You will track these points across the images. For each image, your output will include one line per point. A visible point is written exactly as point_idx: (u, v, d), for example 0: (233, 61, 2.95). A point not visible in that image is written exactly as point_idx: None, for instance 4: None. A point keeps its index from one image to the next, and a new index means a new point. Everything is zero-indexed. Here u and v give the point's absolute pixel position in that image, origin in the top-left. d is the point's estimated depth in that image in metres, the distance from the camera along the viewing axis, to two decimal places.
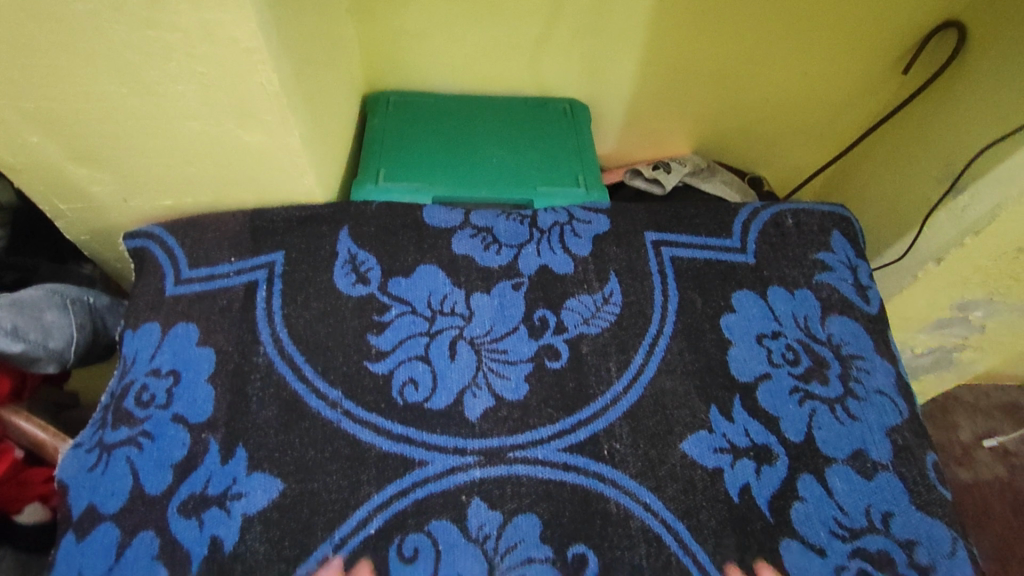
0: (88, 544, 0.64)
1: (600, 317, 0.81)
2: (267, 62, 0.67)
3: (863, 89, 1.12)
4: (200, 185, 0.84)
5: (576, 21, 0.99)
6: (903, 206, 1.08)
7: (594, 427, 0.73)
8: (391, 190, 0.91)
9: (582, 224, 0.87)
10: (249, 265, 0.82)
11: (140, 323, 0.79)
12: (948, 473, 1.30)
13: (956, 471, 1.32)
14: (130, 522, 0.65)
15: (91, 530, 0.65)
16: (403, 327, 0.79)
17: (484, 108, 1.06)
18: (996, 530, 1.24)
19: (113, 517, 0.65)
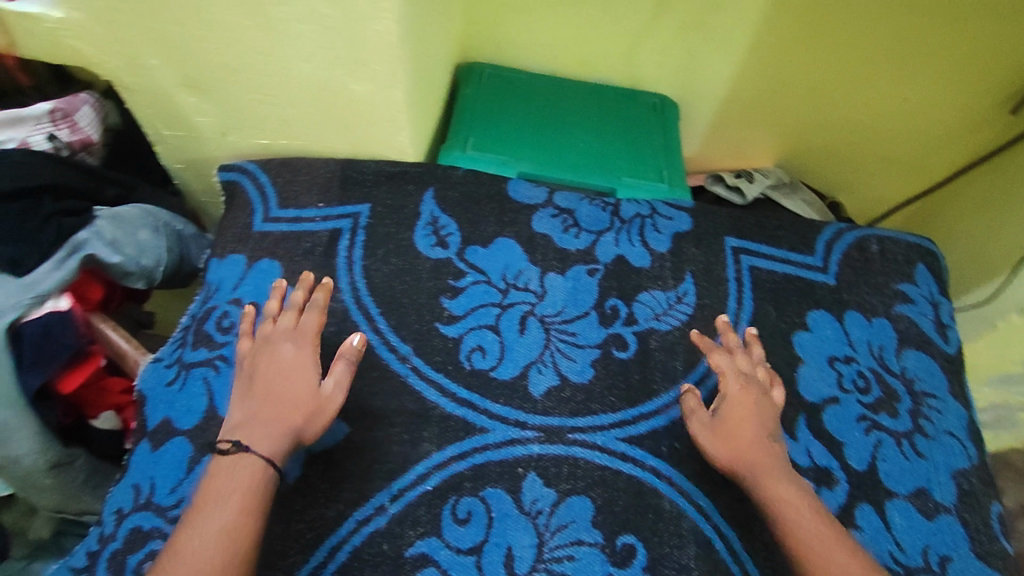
0: (161, 454, 0.67)
1: (672, 315, 0.81)
2: (390, 13, 0.68)
3: (966, 125, 1.08)
4: (297, 129, 0.85)
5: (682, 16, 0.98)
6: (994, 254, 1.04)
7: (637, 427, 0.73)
8: (478, 159, 0.91)
9: (664, 220, 0.86)
10: (335, 213, 0.84)
11: (225, 253, 0.81)
12: None
13: None
14: (201, 441, 0.68)
15: (165, 442, 0.68)
16: (477, 295, 0.80)
17: (576, 91, 1.05)
18: None
19: (186, 433, 0.68)
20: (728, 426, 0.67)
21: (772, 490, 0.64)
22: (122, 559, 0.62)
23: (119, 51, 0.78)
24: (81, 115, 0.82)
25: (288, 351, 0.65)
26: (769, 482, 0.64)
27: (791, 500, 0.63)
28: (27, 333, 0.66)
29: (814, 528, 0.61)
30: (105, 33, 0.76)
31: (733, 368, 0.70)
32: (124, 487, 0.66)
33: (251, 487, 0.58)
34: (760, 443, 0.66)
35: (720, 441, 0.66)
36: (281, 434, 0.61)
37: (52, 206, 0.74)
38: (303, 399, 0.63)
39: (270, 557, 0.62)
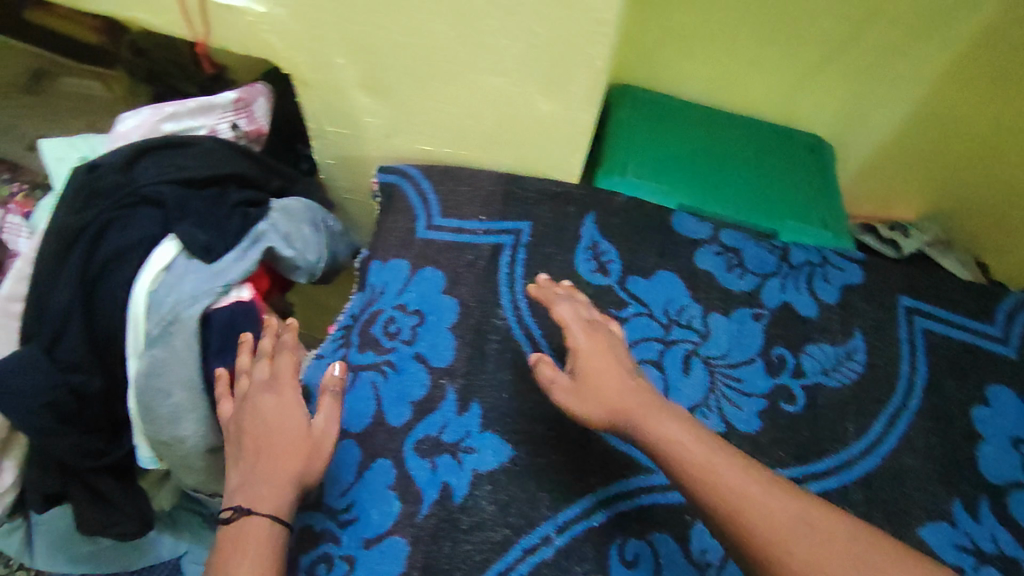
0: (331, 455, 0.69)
1: (842, 372, 0.77)
2: (608, 37, 0.64)
3: None
4: (465, 138, 0.82)
5: (866, 54, 0.93)
6: None
7: (632, 504, 0.67)
8: (639, 186, 0.88)
9: (836, 271, 0.82)
10: (497, 227, 0.83)
11: (388, 257, 0.81)
12: None
13: None
14: (370, 448, 0.69)
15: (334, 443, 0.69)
16: (639, 326, 0.78)
17: (735, 122, 1.00)
18: None
19: (356, 437, 0.69)
20: (586, 377, 0.62)
21: (651, 425, 0.58)
22: (295, 557, 0.65)
23: (308, 46, 0.76)
24: (258, 105, 0.78)
25: (263, 397, 0.61)
26: (646, 415, 0.58)
27: (672, 434, 0.57)
28: (216, 322, 0.67)
29: (719, 456, 0.55)
30: (299, 29, 0.74)
31: (578, 320, 0.66)
32: None
33: (263, 541, 0.54)
34: (626, 387, 0.61)
35: (576, 388, 0.62)
36: (281, 487, 0.57)
37: (236, 194, 0.73)
38: (298, 442, 0.60)
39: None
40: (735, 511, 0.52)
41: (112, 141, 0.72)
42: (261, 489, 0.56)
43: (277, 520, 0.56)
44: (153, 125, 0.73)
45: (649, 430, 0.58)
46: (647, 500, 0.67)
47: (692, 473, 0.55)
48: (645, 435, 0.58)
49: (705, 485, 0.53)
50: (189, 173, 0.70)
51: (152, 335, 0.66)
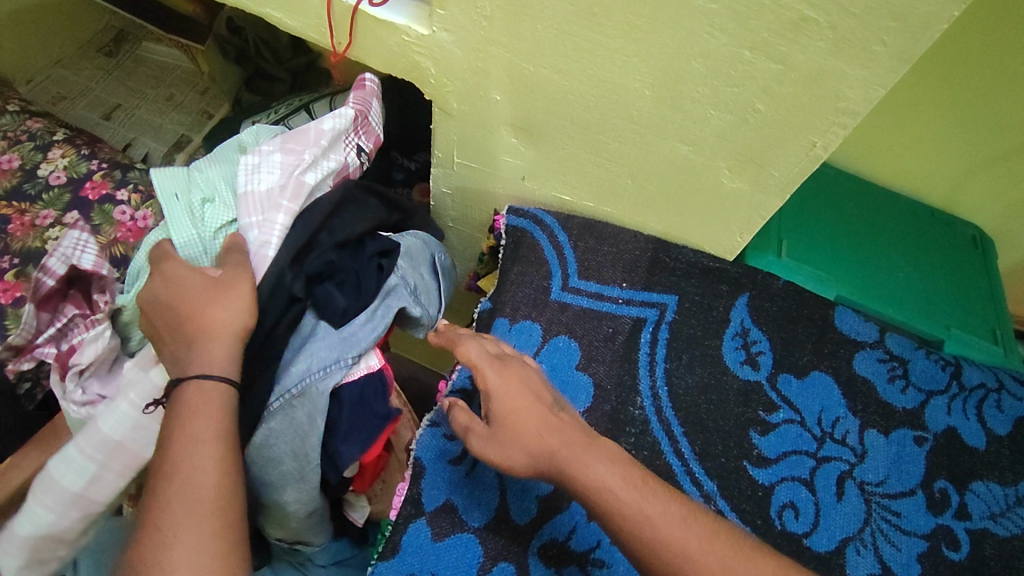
0: (447, 548, 0.62)
1: (1011, 518, 0.68)
2: (845, 128, 0.57)
3: None
4: (617, 194, 0.74)
5: None
6: None
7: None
8: (795, 270, 0.80)
9: (1010, 399, 0.74)
10: (639, 298, 0.75)
11: (517, 316, 0.73)
12: None
13: None
14: (492, 546, 0.62)
15: (451, 534, 0.62)
16: (790, 436, 0.70)
17: (894, 203, 0.91)
18: None
19: (477, 531, 0.62)
20: (501, 423, 0.55)
21: (582, 471, 0.53)
22: None
23: (465, 79, 0.68)
24: (375, 113, 0.70)
25: (159, 278, 0.60)
26: (571, 456, 0.53)
27: (602, 477, 0.52)
28: (345, 397, 0.62)
29: (617, 483, 0.52)
30: (462, 59, 0.66)
31: (484, 358, 0.59)
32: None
33: (212, 404, 0.54)
34: (546, 423, 0.55)
35: (496, 430, 0.55)
36: (219, 340, 0.56)
37: (372, 245, 0.68)
38: (199, 290, 0.58)
39: None
40: (671, 548, 0.50)
41: (261, 211, 0.63)
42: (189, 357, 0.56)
43: (211, 380, 0.54)
44: (296, 181, 0.64)
45: (580, 472, 0.53)
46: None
47: (605, 506, 0.52)
48: (575, 478, 0.53)
49: (658, 543, 0.50)
50: (342, 234, 0.66)
51: (271, 405, 0.60)
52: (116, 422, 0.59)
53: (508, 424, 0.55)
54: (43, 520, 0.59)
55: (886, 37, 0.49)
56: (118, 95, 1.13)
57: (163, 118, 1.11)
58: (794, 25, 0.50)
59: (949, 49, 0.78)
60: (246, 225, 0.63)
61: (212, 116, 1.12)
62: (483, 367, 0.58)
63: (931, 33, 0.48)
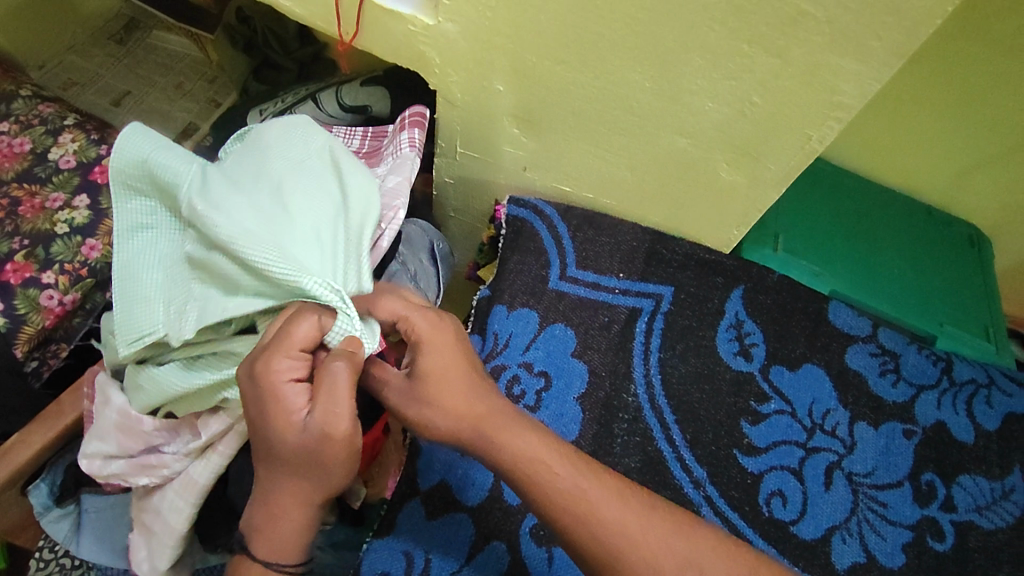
0: (441, 527, 0.63)
1: (997, 511, 0.69)
2: (841, 121, 0.58)
3: None
4: (616, 187, 0.76)
5: None
6: None
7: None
8: (790, 264, 0.81)
9: (1001, 395, 0.75)
10: (635, 288, 0.76)
11: (515, 304, 0.75)
12: None
13: None
14: (485, 526, 0.63)
15: (445, 513, 0.64)
16: (780, 426, 0.71)
17: (891, 201, 0.92)
18: None
19: (471, 511, 0.64)
20: (423, 386, 0.54)
21: (513, 442, 0.52)
22: None
23: (469, 69, 0.69)
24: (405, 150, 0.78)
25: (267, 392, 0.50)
26: (500, 426, 0.53)
27: (531, 448, 0.52)
28: None
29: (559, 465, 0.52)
30: (466, 49, 0.67)
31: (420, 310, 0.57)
32: (393, 552, 0.62)
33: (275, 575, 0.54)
34: (473, 391, 0.54)
35: (418, 390, 0.54)
36: (295, 514, 0.53)
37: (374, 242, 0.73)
38: (291, 459, 0.50)
39: None
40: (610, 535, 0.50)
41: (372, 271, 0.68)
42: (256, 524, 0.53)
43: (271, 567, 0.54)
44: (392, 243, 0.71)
45: (513, 446, 0.52)
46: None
47: (545, 484, 0.51)
48: (506, 449, 0.52)
49: (597, 526, 0.50)
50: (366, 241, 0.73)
51: None
52: (212, 472, 0.60)
53: (434, 385, 0.53)
54: (175, 555, 0.64)
55: (881, 33, 0.50)
56: (127, 82, 1.14)
57: (172, 105, 1.13)
58: (791, 19, 0.52)
59: (948, 50, 0.78)
60: None
61: (219, 105, 1.14)
62: (416, 320, 0.55)
63: (926, 29, 0.49)
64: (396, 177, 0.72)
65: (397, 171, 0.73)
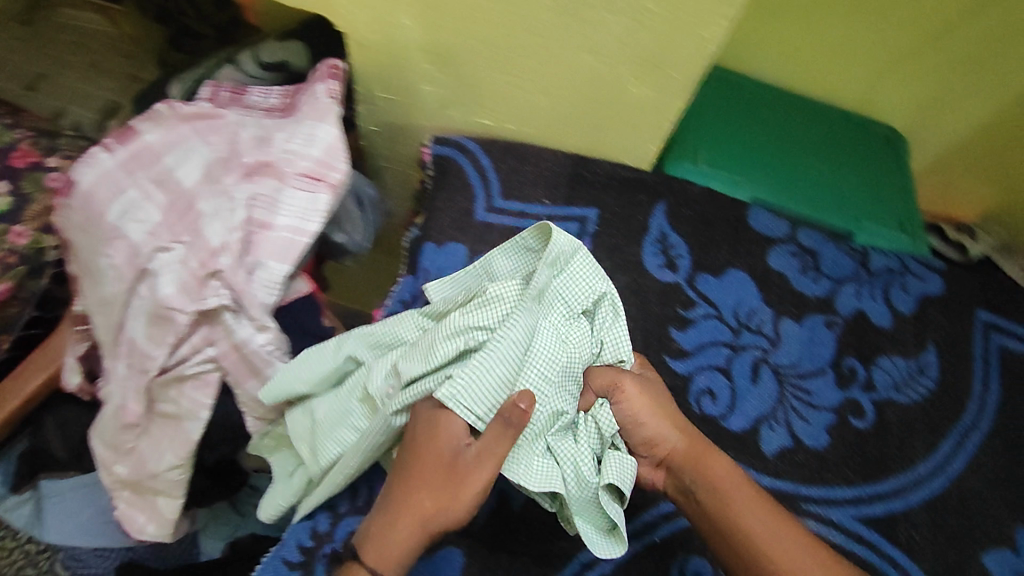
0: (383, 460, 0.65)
1: (913, 387, 0.74)
2: (730, 20, 0.59)
3: None
4: (534, 115, 0.77)
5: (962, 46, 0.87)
6: None
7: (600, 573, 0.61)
8: (712, 176, 0.83)
9: (915, 280, 0.78)
10: (561, 213, 0.78)
11: (444, 240, 0.76)
12: None
13: None
14: None
15: None
16: (708, 330, 0.74)
17: (810, 110, 0.94)
18: None
19: None
20: (634, 419, 0.60)
21: (714, 474, 0.59)
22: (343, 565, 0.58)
23: (371, 6, 0.69)
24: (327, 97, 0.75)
25: (427, 479, 0.54)
26: (702, 457, 0.60)
27: (725, 478, 0.59)
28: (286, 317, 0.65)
29: (746, 500, 0.58)
30: None
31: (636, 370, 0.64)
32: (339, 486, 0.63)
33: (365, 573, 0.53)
34: (689, 429, 0.62)
35: (626, 420, 0.61)
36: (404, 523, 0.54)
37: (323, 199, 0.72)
38: (434, 464, 0.54)
39: None
40: (758, 545, 0.57)
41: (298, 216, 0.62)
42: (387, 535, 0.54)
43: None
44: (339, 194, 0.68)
45: (710, 478, 0.59)
46: (667, 528, 0.65)
47: (729, 513, 0.58)
48: (704, 481, 0.59)
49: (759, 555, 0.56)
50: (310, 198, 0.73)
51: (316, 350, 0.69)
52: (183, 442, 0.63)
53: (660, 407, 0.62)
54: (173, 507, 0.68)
55: None
56: (38, 64, 1.10)
57: (88, 83, 1.09)
58: None
59: None
60: (279, 225, 0.61)
61: (139, 78, 1.09)
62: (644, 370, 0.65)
63: None
64: (328, 128, 0.68)
65: (324, 119, 0.68)
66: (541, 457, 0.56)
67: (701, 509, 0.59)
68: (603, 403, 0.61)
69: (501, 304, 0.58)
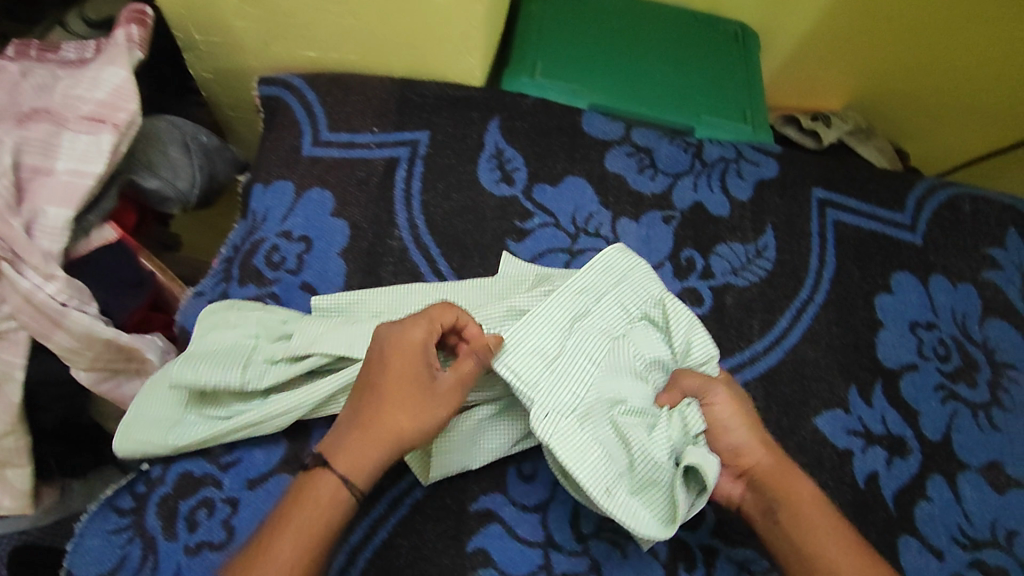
0: None
1: (751, 270, 0.75)
2: None
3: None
4: (352, 42, 0.75)
5: None
6: None
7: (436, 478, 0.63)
8: (548, 87, 0.82)
9: (749, 166, 0.79)
10: (391, 139, 0.76)
11: (271, 179, 0.74)
12: None
13: None
14: None
15: None
16: (545, 238, 0.74)
17: (654, 12, 0.92)
18: None
19: None
20: (718, 424, 0.58)
21: (796, 494, 0.56)
22: (172, 505, 0.59)
23: None
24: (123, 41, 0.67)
25: (399, 397, 0.54)
26: (785, 479, 0.57)
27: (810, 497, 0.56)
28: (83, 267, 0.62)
29: (821, 522, 0.55)
30: None
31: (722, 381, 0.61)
32: None
33: (325, 490, 0.52)
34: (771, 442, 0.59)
35: (711, 426, 0.58)
36: (377, 442, 0.54)
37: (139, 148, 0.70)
38: (410, 387, 0.54)
39: None
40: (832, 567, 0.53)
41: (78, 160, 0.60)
42: (352, 448, 0.53)
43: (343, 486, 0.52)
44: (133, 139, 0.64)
45: (793, 498, 0.56)
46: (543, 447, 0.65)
47: (801, 531, 0.55)
48: (786, 499, 0.56)
49: None
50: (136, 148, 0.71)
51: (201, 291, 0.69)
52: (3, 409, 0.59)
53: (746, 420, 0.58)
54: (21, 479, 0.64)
55: None
56: None
57: None
58: None
59: None
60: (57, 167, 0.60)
61: None
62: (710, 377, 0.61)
63: None
64: (117, 70, 0.64)
65: (112, 62, 0.64)
66: (579, 431, 0.55)
67: (780, 527, 0.56)
68: (690, 403, 0.58)
69: (564, 293, 0.60)
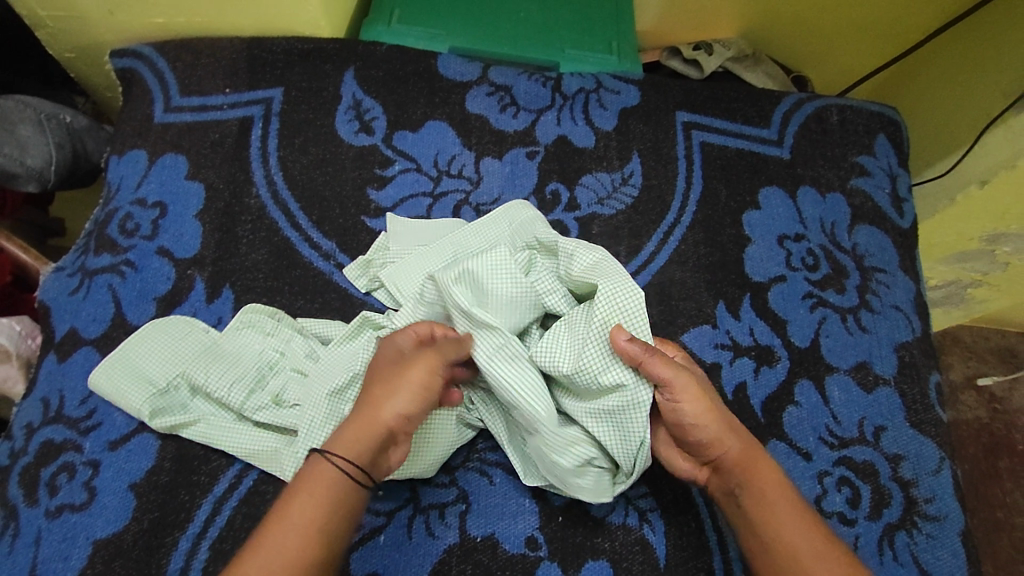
0: (68, 367, 0.64)
1: (616, 198, 0.76)
2: None
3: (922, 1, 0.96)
4: (193, 4, 0.73)
5: None
6: (948, 134, 0.95)
7: None
8: (405, 34, 0.81)
9: (610, 95, 0.80)
10: (244, 98, 0.75)
11: (125, 149, 0.73)
12: (952, 402, 1.09)
13: (962, 405, 1.10)
14: (110, 352, 0.64)
15: (72, 352, 0.64)
16: (406, 184, 0.74)
17: None
18: (1004, 484, 1.03)
19: (93, 342, 0.65)
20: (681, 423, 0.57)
21: (763, 480, 0.56)
22: (34, 473, 0.60)
23: None
24: None
25: (376, 386, 0.54)
26: (754, 464, 0.57)
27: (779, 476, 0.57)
28: None
29: (786, 510, 0.55)
30: None
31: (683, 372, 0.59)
32: (33, 402, 0.63)
33: (314, 486, 0.51)
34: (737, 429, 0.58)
35: (679, 425, 0.57)
36: (368, 427, 0.53)
37: None
38: (381, 374, 0.55)
39: (192, 463, 0.60)
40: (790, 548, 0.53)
41: None
42: (342, 439, 0.53)
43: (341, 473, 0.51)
44: None
45: (761, 484, 0.56)
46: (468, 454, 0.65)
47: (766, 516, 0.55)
48: (752, 486, 0.56)
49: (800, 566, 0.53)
50: None
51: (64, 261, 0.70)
52: None
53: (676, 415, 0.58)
54: None
55: None
56: None
57: None
58: None
59: None
60: None
61: None
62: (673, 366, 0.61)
63: None
64: None
65: None
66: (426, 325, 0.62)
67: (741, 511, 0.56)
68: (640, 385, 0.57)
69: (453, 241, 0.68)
